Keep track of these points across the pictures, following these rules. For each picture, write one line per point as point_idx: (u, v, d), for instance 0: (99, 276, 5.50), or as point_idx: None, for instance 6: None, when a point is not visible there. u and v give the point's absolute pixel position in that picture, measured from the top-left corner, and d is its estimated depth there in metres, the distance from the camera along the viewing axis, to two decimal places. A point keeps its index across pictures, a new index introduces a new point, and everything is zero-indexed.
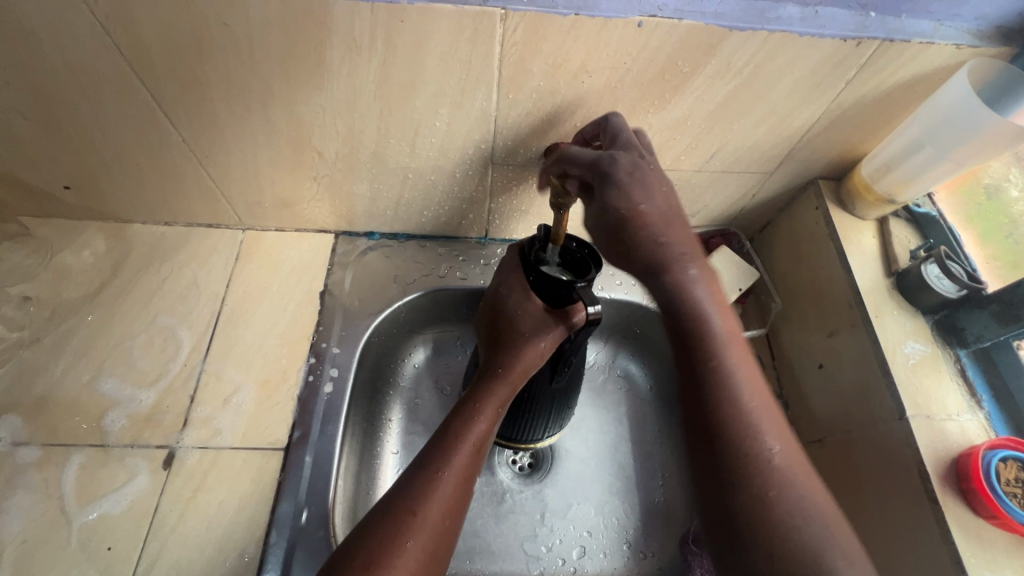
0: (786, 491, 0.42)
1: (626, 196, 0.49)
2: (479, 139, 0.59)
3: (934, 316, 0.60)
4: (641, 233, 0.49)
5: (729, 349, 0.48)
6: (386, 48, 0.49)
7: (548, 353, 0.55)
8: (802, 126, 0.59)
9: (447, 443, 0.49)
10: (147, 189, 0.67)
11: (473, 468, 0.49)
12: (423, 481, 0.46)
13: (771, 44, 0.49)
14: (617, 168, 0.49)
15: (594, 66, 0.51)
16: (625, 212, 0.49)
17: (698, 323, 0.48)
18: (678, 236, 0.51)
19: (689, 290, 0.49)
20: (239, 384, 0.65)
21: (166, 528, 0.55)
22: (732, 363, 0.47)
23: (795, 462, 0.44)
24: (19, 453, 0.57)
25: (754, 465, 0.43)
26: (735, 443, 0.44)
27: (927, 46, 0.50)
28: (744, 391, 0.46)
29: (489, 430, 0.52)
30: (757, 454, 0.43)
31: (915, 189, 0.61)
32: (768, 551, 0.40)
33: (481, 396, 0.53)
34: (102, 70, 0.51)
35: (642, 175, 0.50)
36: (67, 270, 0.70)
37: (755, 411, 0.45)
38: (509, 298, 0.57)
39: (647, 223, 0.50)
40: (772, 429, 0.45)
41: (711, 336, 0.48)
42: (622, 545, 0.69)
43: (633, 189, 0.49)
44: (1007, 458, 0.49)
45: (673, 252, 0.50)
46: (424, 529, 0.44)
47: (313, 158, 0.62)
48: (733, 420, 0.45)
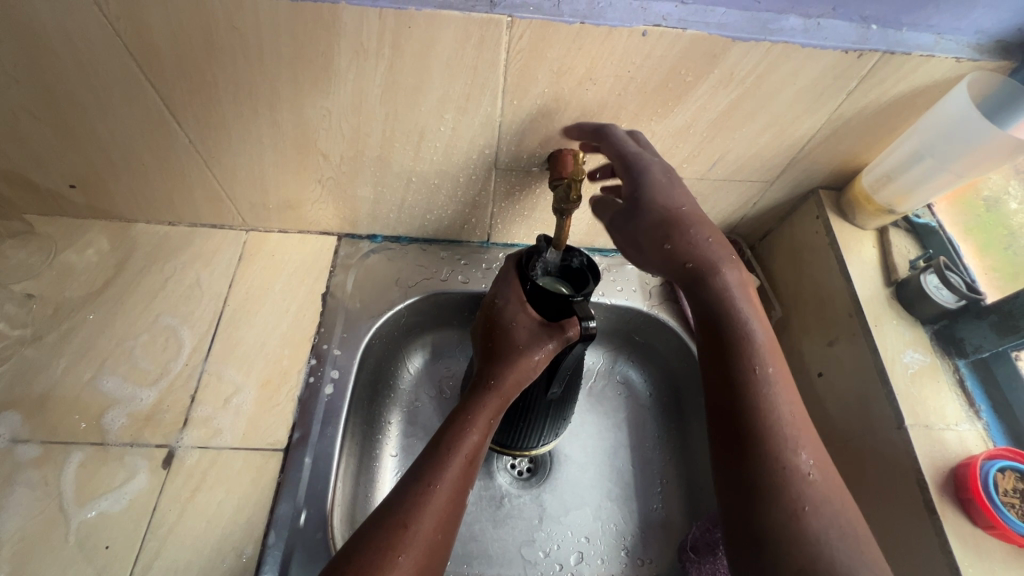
0: (816, 505, 0.42)
1: (664, 197, 0.52)
2: (483, 144, 0.60)
3: (933, 326, 0.61)
4: (686, 230, 0.51)
5: (770, 359, 0.48)
6: (392, 53, 0.50)
7: (541, 366, 0.55)
8: (803, 136, 0.59)
9: (438, 456, 0.49)
10: (153, 189, 0.68)
11: (465, 481, 0.49)
12: (415, 495, 0.47)
13: (774, 55, 0.49)
14: (653, 171, 0.53)
15: (598, 74, 0.52)
16: (666, 211, 0.52)
17: (740, 331, 0.49)
18: (716, 237, 0.52)
19: (732, 297, 0.50)
20: (239, 385, 0.65)
21: (165, 527, 0.55)
22: (773, 373, 0.47)
23: (829, 478, 0.44)
24: (19, 451, 0.57)
25: (788, 477, 0.43)
26: (773, 455, 0.44)
27: (928, 58, 0.51)
28: (781, 402, 0.46)
29: (481, 442, 0.52)
30: (794, 468, 0.43)
31: (915, 200, 0.62)
32: (794, 565, 0.40)
33: (472, 409, 0.53)
34: (111, 71, 0.52)
35: (675, 181, 0.53)
36: (71, 268, 0.70)
37: (790, 423, 0.46)
38: (504, 309, 0.57)
39: (691, 222, 0.52)
40: (806, 442, 0.45)
41: (753, 346, 0.48)
42: (621, 552, 0.69)
43: (671, 191, 0.52)
44: (1005, 468, 0.50)
45: (715, 251, 0.51)
46: (415, 544, 0.44)
47: (318, 161, 0.62)
48: (771, 433, 0.45)
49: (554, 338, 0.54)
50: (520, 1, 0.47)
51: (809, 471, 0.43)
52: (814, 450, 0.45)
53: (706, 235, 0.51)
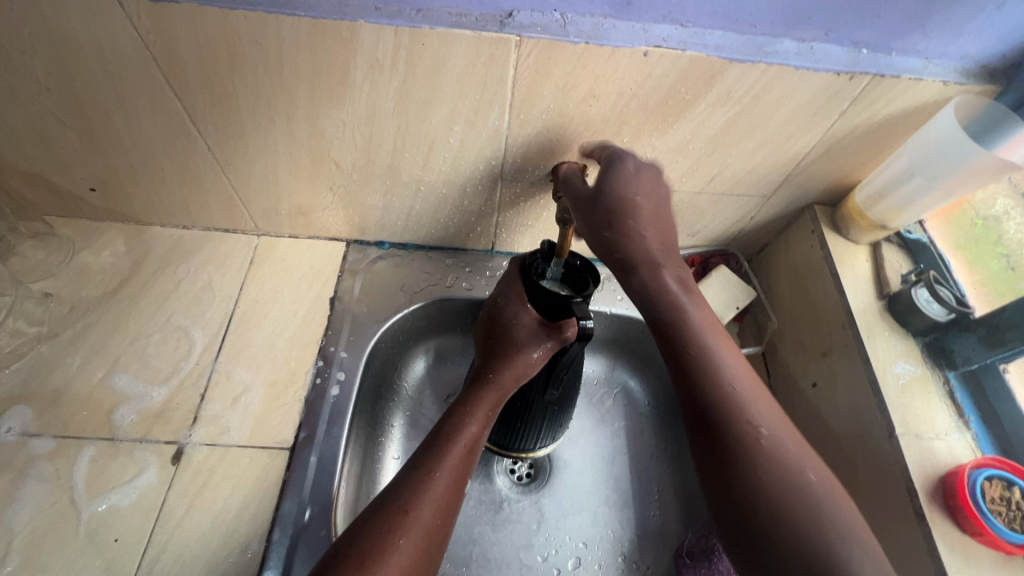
0: (781, 469, 0.45)
1: (618, 189, 0.53)
2: (490, 156, 0.62)
3: (924, 338, 0.62)
4: (628, 221, 0.53)
5: (709, 334, 0.52)
6: (406, 68, 0.52)
7: (538, 364, 0.57)
8: (798, 153, 0.61)
9: (438, 446, 0.51)
10: (170, 194, 0.70)
11: (465, 469, 0.51)
12: (416, 481, 0.48)
13: (769, 75, 0.52)
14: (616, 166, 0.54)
15: (601, 91, 0.54)
16: (619, 201, 0.53)
17: (677, 310, 0.53)
18: (659, 230, 0.55)
19: (665, 281, 0.53)
20: (248, 384, 0.66)
21: (173, 521, 0.57)
22: (712, 346, 0.52)
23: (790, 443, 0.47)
24: (32, 444, 0.59)
25: (749, 448, 0.46)
26: (726, 424, 0.47)
27: (916, 81, 0.53)
28: (726, 372, 0.50)
29: (480, 433, 0.54)
30: (750, 436, 0.47)
31: (907, 216, 0.64)
32: (771, 534, 0.42)
33: (471, 400, 0.55)
34: (138, 80, 0.55)
35: (642, 177, 0.55)
36: (88, 268, 0.72)
37: (741, 393, 0.49)
38: (506, 308, 0.60)
39: (636, 214, 0.53)
40: (762, 413, 0.48)
41: (690, 322, 0.52)
42: (618, 557, 0.70)
43: (625, 183, 0.53)
44: (992, 477, 0.51)
45: (653, 246, 0.54)
46: (415, 528, 0.45)
47: (330, 169, 0.65)
48: (721, 399, 0.49)
49: (552, 335, 0.57)
50: (528, 22, 0.49)
51: (764, 436, 0.47)
52: (771, 418, 0.48)
53: (644, 227, 0.54)
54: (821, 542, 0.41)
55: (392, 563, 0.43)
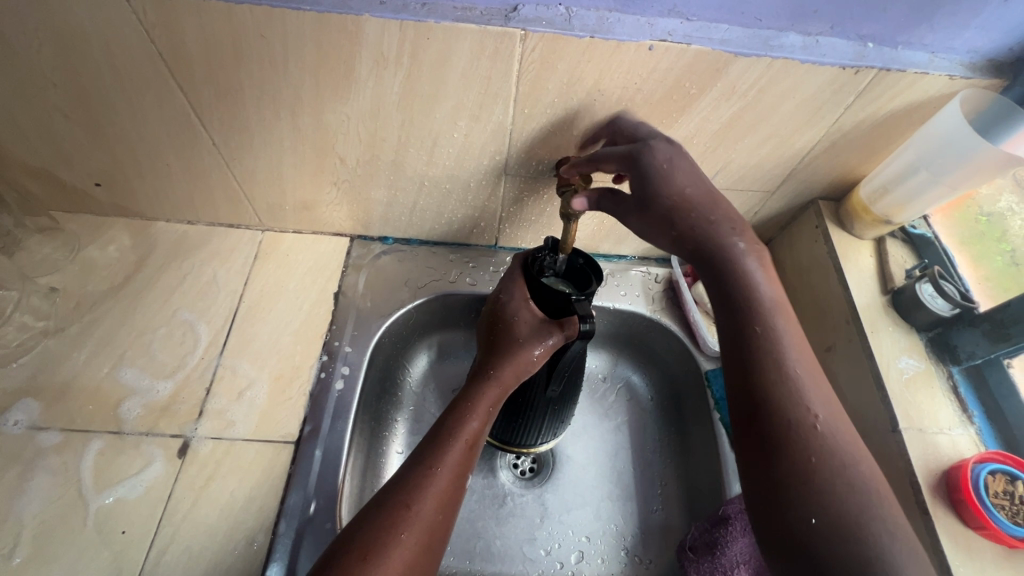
0: (829, 453, 0.44)
1: (667, 184, 0.52)
2: (494, 151, 0.62)
3: (928, 333, 0.62)
4: (689, 214, 0.53)
5: (778, 318, 0.51)
6: (411, 63, 0.52)
7: (539, 362, 0.57)
8: (803, 148, 0.61)
9: (440, 441, 0.51)
10: (175, 189, 0.70)
11: (465, 465, 0.51)
12: (418, 476, 0.48)
13: (774, 70, 0.52)
14: (659, 157, 0.52)
15: (606, 85, 0.54)
16: (673, 199, 0.53)
17: (747, 292, 0.51)
18: (725, 211, 0.54)
19: (740, 260, 0.52)
20: (253, 378, 0.67)
21: (180, 514, 0.57)
22: (780, 329, 0.50)
23: (839, 429, 0.46)
24: (40, 437, 0.60)
25: (800, 431, 0.45)
26: (784, 408, 0.46)
27: (922, 75, 0.53)
28: (790, 357, 0.49)
29: (481, 429, 0.54)
30: (803, 420, 0.46)
31: (911, 211, 0.64)
32: (809, 516, 0.42)
33: (473, 396, 0.55)
34: (145, 75, 0.55)
35: (679, 162, 0.53)
36: (93, 263, 0.72)
37: (801, 377, 0.48)
38: (507, 305, 0.60)
39: (694, 206, 0.53)
40: (817, 398, 0.47)
41: (759, 305, 0.51)
42: (621, 551, 0.71)
43: (676, 177, 0.52)
44: (996, 471, 0.51)
45: (723, 227, 0.53)
46: (416, 523, 0.45)
47: (335, 163, 0.65)
48: (784, 384, 0.47)
49: (554, 332, 0.57)
50: (533, 16, 0.49)
51: (818, 420, 0.46)
52: (825, 403, 0.47)
53: (709, 215, 0.53)
54: (855, 528, 0.41)
55: (393, 558, 0.43)
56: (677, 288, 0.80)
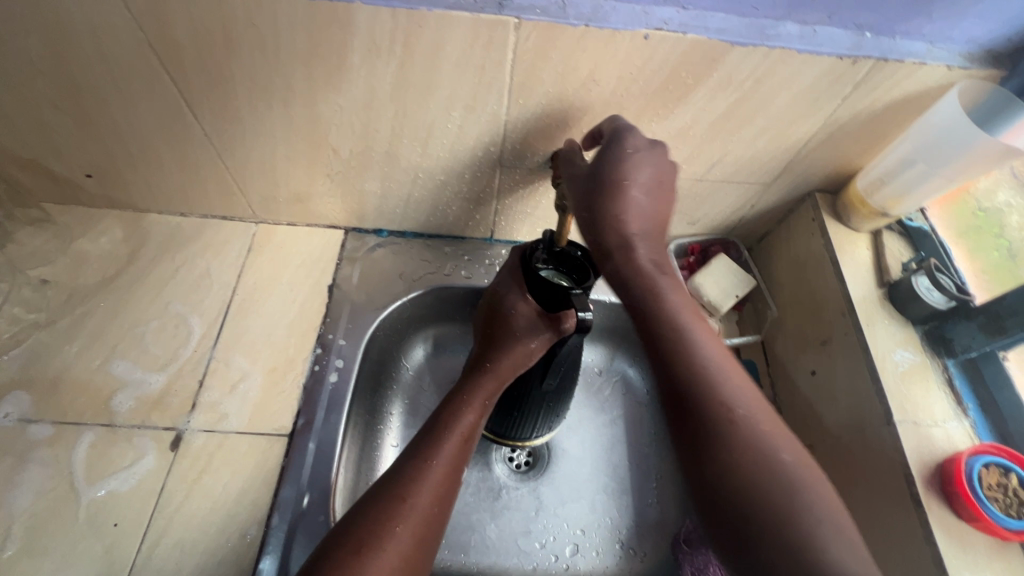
0: (755, 449, 0.43)
1: (620, 167, 0.51)
2: (489, 142, 0.62)
3: (923, 326, 0.62)
4: (615, 204, 0.51)
5: (688, 317, 0.49)
6: (404, 52, 0.52)
7: (536, 355, 0.57)
8: (800, 140, 0.61)
9: (436, 434, 0.51)
10: (166, 180, 0.69)
11: (461, 459, 0.51)
12: (413, 469, 0.48)
13: (771, 60, 0.51)
14: (616, 149, 0.52)
15: (601, 75, 0.53)
16: (613, 181, 0.51)
17: (655, 294, 0.49)
18: (642, 211, 0.52)
19: (638, 262, 0.50)
20: (246, 371, 0.66)
21: (172, 506, 0.57)
22: (692, 330, 0.48)
23: (767, 425, 0.44)
24: (31, 430, 0.59)
25: (729, 432, 0.44)
26: (700, 409, 0.45)
27: (920, 65, 0.52)
28: (705, 355, 0.47)
29: (477, 422, 0.54)
30: (726, 421, 0.44)
31: (908, 203, 0.63)
32: (746, 520, 0.41)
33: (469, 389, 0.55)
34: (133, 64, 0.54)
35: (642, 157, 0.52)
36: (85, 255, 0.72)
37: (717, 375, 0.46)
38: (505, 298, 0.60)
39: (625, 198, 0.51)
40: (738, 395, 0.45)
41: (668, 305, 0.49)
42: (615, 544, 0.71)
43: (624, 166, 0.51)
44: (989, 464, 0.51)
45: (629, 228, 0.51)
46: (412, 515, 0.45)
47: (328, 155, 0.64)
48: (698, 383, 0.46)
49: (550, 326, 0.57)
50: (527, 4, 0.49)
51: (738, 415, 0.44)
52: (747, 400, 0.46)
53: (630, 212, 0.51)
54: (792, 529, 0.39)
55: (389, 550, 0.43)
56: None
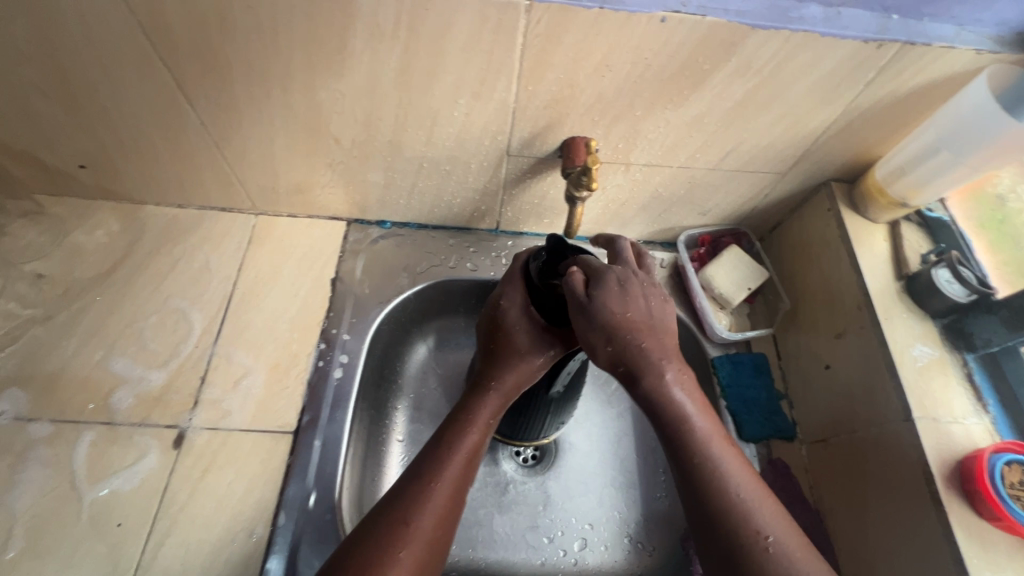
0: (783, 563, 0.41)
1: (610, 302, 0.46)
2: (496, 131, 0.60)
3: (943, 320, 0.61)
4: (606, 316, 0.46)
5: (715, 442, 0.46)
6: (408, 36, 0.49)
7: (541, 371, 0.53)
8: (818, 127, 0.59)
9: (439, 454, 0.47)
10: (163, 171, 0.67)
11: (465, 481, 0.47)
12: (417, 490, 0.45)
13: (793, 44, 0.49)
14: (604, 282, 0.47)
15: (614, 61, 0.51)
16: (607, 308, 0.46)
17: (679, 418, 0.46)
18: (633, 300, 0.47)
19: (637, 343, 0.46)
20: (249, 367, 0.65)
21: (176, 506, 0.56)
22: (719, 455, 0.45)
23: (764, 502, 0.44)
24: (30, 429, 0.58)
25: (734, 511, 0.43)
26: (735, 537, 0.42)
27: (948, 50, 0.50)
28: (732, 479, 0.44)
29: (482, 440, 0.50)
30: (729, 494, 0.44)
31: (928, 194, 0.62)
32: None
33: (472, 407, 0.50)
34: (124, 49, 0.52)
35: (627, 288, 0.48)
36: (80, 248, 0.70)
37: (718, 451, 0.45)
38: (508, 311, 0.53)
39: (627, 334, 0.46)
40: (738, 472, 0.45)
41: (692, 431, 0.46)
42: (624, 539, 0.70)
43: (616, 300, 0.47)
44: (1012, 462, 0.50)
45: (623, 318, 0.46)
46: (415, 540, 0.42)
47: (329, 144, 0.62)
48: (727, 516, 0.43)
49: (557, 343, 0.52)
50: None
51: (770, 546, 0.42)
52: (744, 477, 0.45)
53: (619, 308, 0.46)
54: None
55: None
56: (682, 272, 0.77)
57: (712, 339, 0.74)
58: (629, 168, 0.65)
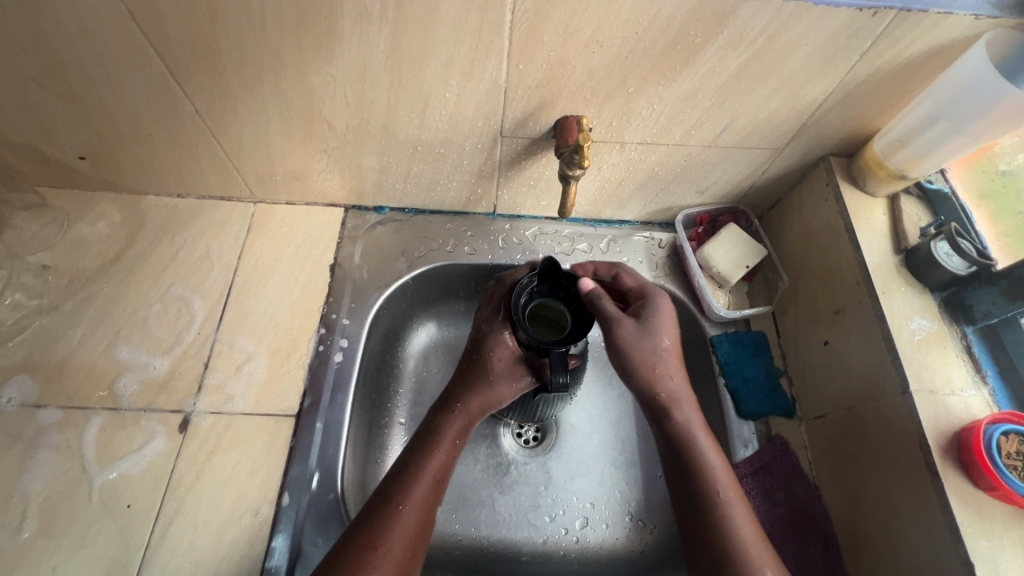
0: None
1: (661, 327, 0.57)
2: (488, 112, 0.59)
3: (942, 293, 0.60)
4: (654, 339, 0.56)
5: (726, 483, 0.52)
6: (396, 17, 0.49)
7: (507, 399, 0.57)
8: (815, 100, 0.58)
9: (405, 479, 0.51)
10: (161, 160, 0.68)
11: (432, 502, 0.52)
12: (383, 515, 0.49)
13: (785, 14, 0.48)
14: (652, 312, 0.57)
15: (604, 36, 0.50)
16: (654, 330, 0.56)
17: (693, 456, 0.53)
18: (671, 339, 0.57)
19: (668, 381, 0.55)
20: (251, 353, 0.66)
21: (183, 487, 0.57)
22: (726, 493, 0.51)
23: (756, 538, 0.49)
24: (41, 415, 0.59)
25: (734, 544, 0.49)
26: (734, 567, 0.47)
27: (945, 16, 0.49)
28: (735, 516, 0.50)
29: (447, 463, 0.54)
30: (732, 528, 0.49)
31: (927, 165, 0.61)
32: None
33: (438, 430, 0.55)
34: (116, 39, 0.52)
35: (670, 322, 0.58)
36: (84, 239, 0.71)
37: (724, 489, 0.52)
38: (489, 335, 0.58)
39: (666, 363, 0.56)
40: (739, 508, 0.51)
41: (708, 472, 0.52)
42: (625, 516, 0.71)
43: (664, 328, 0.57)
44: (1009, 432, 0.50)
45: (664, 352, 0.56)
46: (385, 563, 0.46)
47: (323, 130, 0.63)
48: (736, 558, 0.48)
49: (529, 374, 0.57)
50: None
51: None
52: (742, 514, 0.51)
53: (665, 338, 0.56)
54: None
55: None
56: (681, 252, 0.77)
57: (710, 318, 0.74)
58: (624, 147, 0.64)
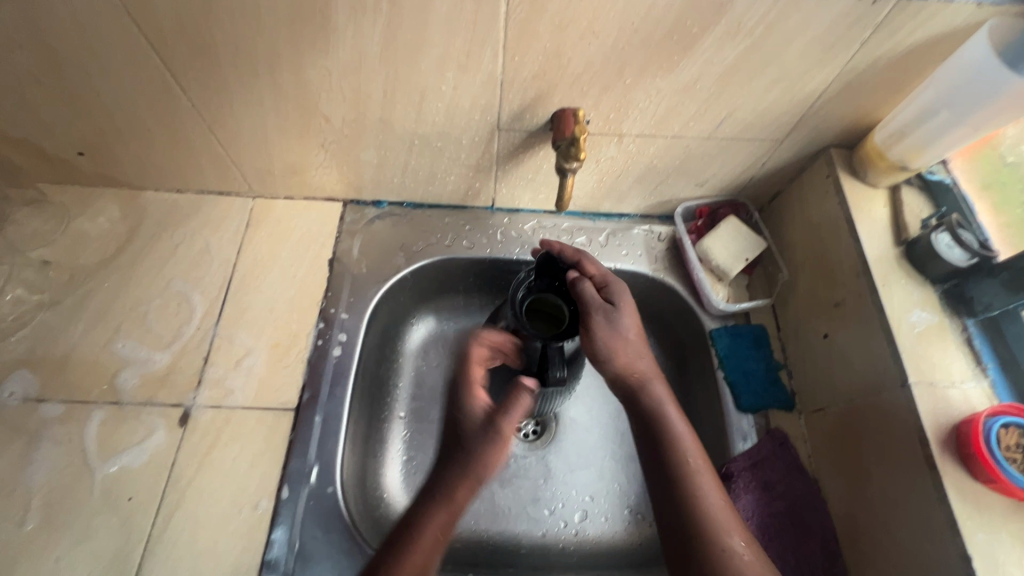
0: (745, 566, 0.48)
1: (627, 315, 0.58)
2: (485, 105, 0.59)
3: (944, 285, 0.60)
4: (620, 326, 0.57)
5: (695, 456, 0.54)
6: (390, 9, 0.49)
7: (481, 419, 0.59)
8: (814, 91, 0.57)
9: None
10: (159, 155, 0.68)
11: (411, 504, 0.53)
12: None
13: (783, 3, 0.48)
14: (617, 299, 0.59)
15: (600, 27, 0.50)
16: (626, 316, 0.58)
17: (661, 429, 0.55)
18: (632, 322, 0.58)
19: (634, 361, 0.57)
20: (250, 348, 0.66)
21: (184, 480, 0.58)
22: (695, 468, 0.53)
23: (727, 515, 0.51)
24: (42, 409, 0.60)
25: (706, 518, 0.50)
26: (708, 542, 0.49)
27: (946, 5, 0.48)
28: (706, 491, 0.52)
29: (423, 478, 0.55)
30: (703, 501, 0.51)
31: (928, 156, 0.60)
32: None
33: None
34: (112, 34, 0.52)
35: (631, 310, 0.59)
36: (84, 235, 0.71)
37: (695, 463, 0.53)
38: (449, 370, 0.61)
39: (632, 348, 0.58)
40: (710, 483, 0.52)
41: (677, 445, 0.54)
42: (624, 509, 0.71)
43: (626, 316, 0.58)
44: (1009, 424, 0.50)
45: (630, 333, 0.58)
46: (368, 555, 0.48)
47: (320, 124, 0.62)
48: (708, 533, 0.49)
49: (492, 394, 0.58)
50: None
51: (743, 554, 0.48)
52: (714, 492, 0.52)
53: (630, 324, 0.58)
54: None
55: None
56: (680, 245, 0.77)
57: (709, 311, 0.73)
58: (622, 139, 0.64)
